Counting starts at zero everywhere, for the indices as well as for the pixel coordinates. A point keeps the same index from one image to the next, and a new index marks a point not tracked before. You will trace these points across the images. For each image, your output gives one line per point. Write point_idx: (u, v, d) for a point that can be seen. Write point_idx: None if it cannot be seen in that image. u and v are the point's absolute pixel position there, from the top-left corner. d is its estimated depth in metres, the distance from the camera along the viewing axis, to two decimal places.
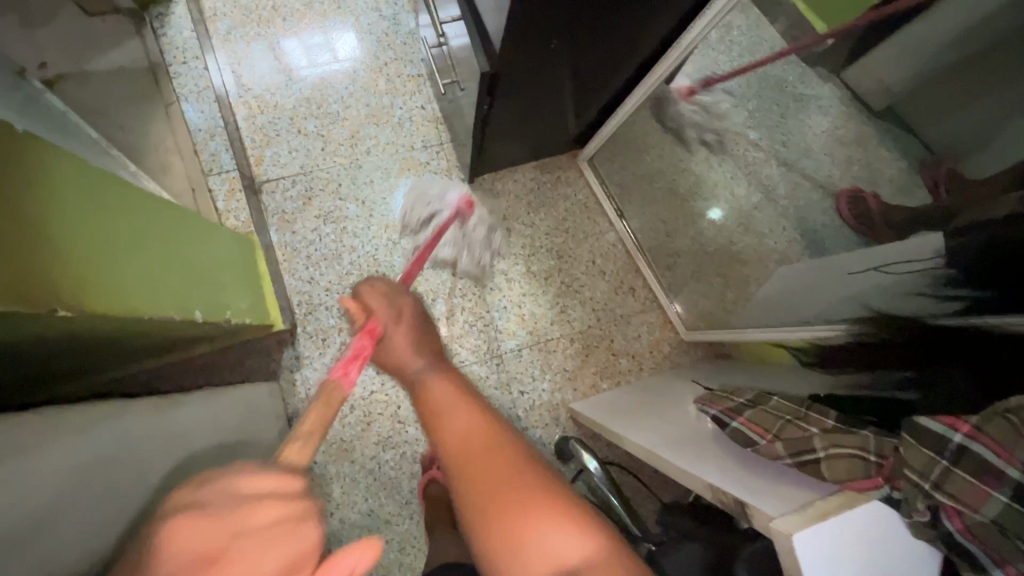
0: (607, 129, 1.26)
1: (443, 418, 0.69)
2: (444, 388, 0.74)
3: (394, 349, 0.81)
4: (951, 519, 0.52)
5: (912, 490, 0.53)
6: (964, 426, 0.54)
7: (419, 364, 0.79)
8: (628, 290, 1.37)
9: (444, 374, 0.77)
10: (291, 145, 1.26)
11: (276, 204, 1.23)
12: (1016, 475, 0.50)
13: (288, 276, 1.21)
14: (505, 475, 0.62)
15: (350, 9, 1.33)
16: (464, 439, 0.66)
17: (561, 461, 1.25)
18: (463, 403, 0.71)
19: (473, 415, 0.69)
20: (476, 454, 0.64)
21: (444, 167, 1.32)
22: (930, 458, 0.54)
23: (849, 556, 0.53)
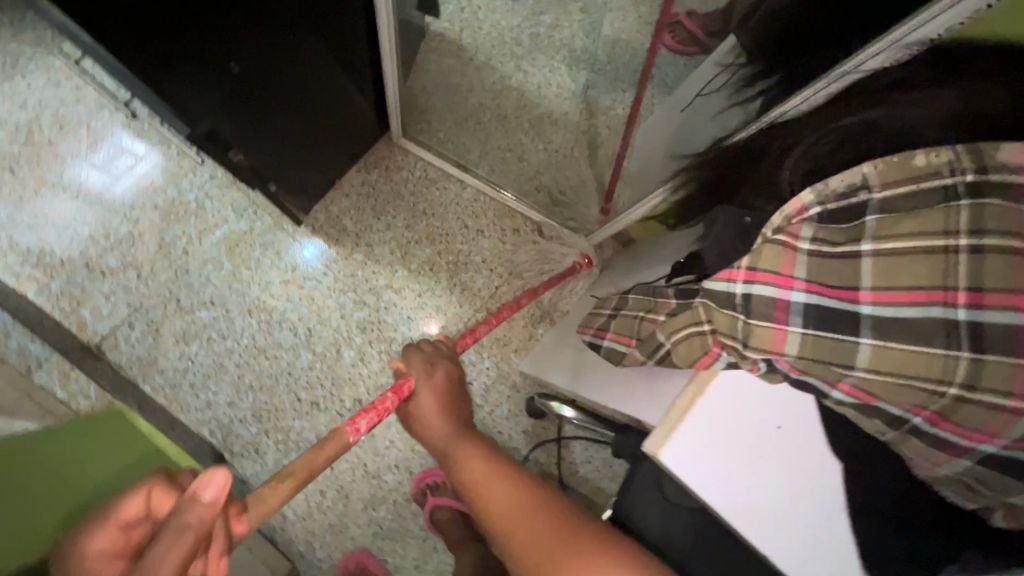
0: (396, 98, 1.16)
1: (487, 494, 0.61)
2: (475, 462, 0.65)
3: (422, 410, 0.74)
4: (778, 364, 0.43)
5: (736, 355, 0.44)
6: (740, 271, 0.42)
7: (449, 431, 0.71)
8: (514, 233, 1.31)
9: (478, 447, 0.67)
10: (103, 292, 1.13)
11: (127, 356, 1.12)
12: (802, 298, 0.40)
13: (183, 415, 1.13)
14: (557, 547, 0.54)
15: (76, 122, 1.17)
16: (507, 516, 0.58)
17: (540, 419, 1.24)
18: (503, 483, 0.61)
19: (518, 489, 0.60)
20: (526, 526, 0.57)
21: (271, 222, 1.20)
22: (731, 317, 0.42)
23: (729, 445, 0.47)
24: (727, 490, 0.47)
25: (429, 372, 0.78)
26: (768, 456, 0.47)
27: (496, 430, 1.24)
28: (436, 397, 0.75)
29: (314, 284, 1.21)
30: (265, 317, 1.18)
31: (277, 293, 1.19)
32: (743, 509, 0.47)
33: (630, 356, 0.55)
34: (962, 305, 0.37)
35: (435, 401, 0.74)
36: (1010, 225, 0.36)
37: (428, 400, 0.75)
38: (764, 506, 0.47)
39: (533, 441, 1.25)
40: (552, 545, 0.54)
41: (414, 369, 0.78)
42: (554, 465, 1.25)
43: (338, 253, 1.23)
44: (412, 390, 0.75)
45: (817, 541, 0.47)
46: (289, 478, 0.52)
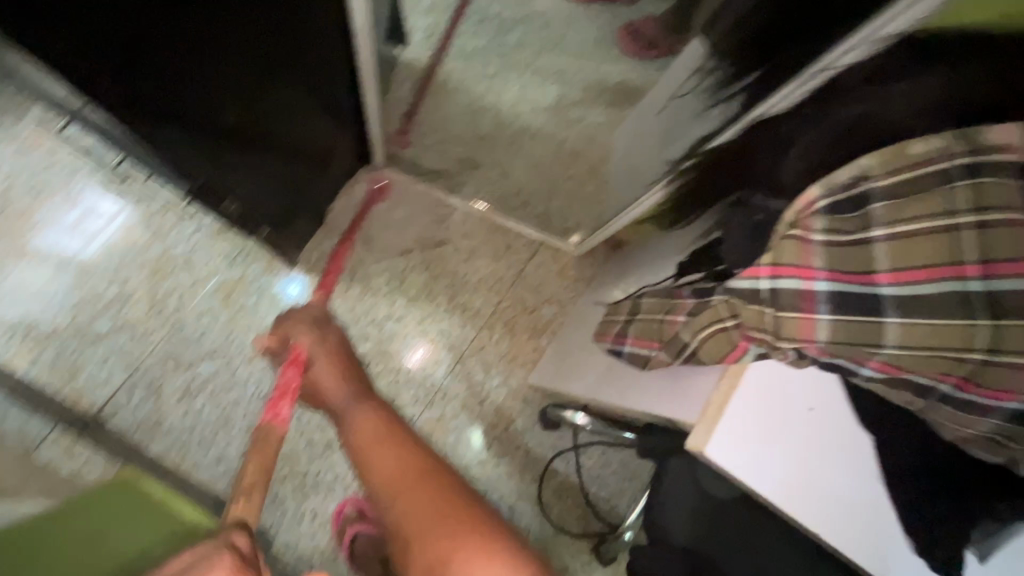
0: (377, 131, 1.17)
1: (380, 460, 0.75)
2: (374, 428, 0.81)
3: (319, 381, 0.90)
4: (808, 352, 0.44)
5: (768, 346, 0.45)
6: (764, 268, 0.43)
7: (348, 398, 0.88)
8: (506, 249, 1.33)
9: (372, 411, 0.85)
10: (99, 357, 1.10)
11: (130, 421, 1.09)
12: (826, 288, 0.42)
13: (195, 473, 1.10)
14: (432, 509, 0.67)
15: (52, 188, 1.15)
16: (392, 478, 0.72)
17: (554, 430, 1.25)
18: (387, 447, 0.77)
19: (405, 454, 0.76)
20: (406, 487, 0.71)
21: (264, 266, 1.20)
22: (759, 312, 0.44)
23: (774, 433, 0.49)
24: (777, 478, 0.49)
25: (324, 338, 0.97)
26: (810, 438, 0.50)
27: (513, 446, 1.25)
28: (333, 368, 0.92)
29: None
30: (268, 363, 1.17)
31: None
32: (790, 492, 0.49)
33: (655, 358, 0.57)
34: (977, 278, 0.40)
35: (332, 371, 0.91)
36: (1006, 200, 0.41)
37: (322, 369, 0.91)
38: (809, 485, 0.49)
39: (550, 451, 1.26)
40: (422, 495, 0.70)
41: (305, 346, 0.93)
42: (574, 474, 1.26)
43: (334, 290, 1.22)
44: (307, 361, 0.92)
45: (863, 514, 0.49)
46: (251, 492, 0.65)
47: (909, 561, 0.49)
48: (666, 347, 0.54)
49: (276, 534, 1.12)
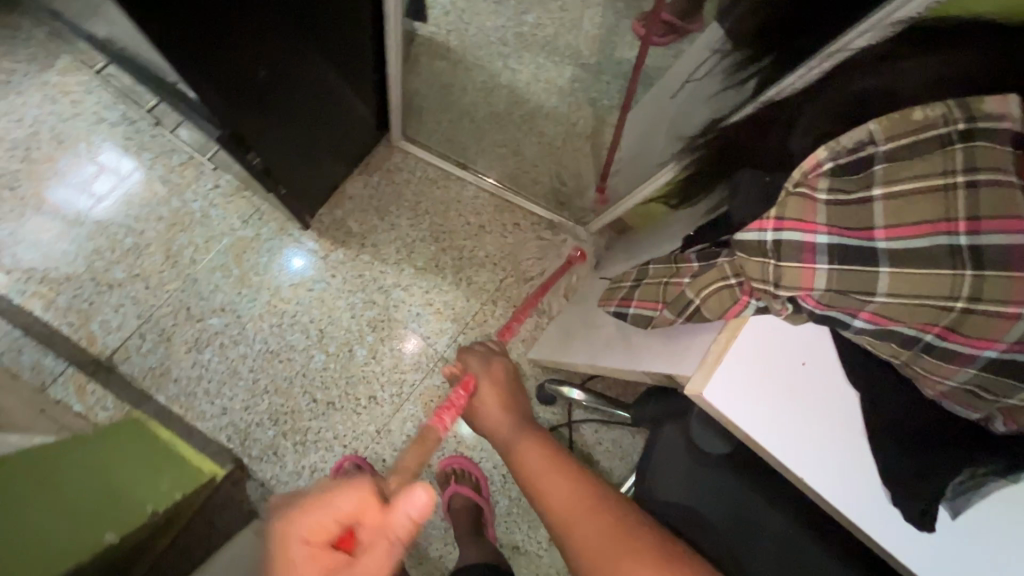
0: (396, 100, 1.20)
1: (546, 483, 0.66)
2: (539, 455, 0.71)
3: (488, 423, 0.83)
4: (804, 302, 0.48)
5: (767, 296, 0.48)
6: (769, 221, 0.46)
7: (511, 433, 0.78)
8: (513, 227, 1.35)
9: (542, 450, 0.72)
10: (112, 304, 1.13)
11: (139, 367, 1.12)
12: (825, 240, 0.45)
13: (200, 422, 1.13)
14: (620, 540, 0.56)
15: (75, 137, 1.17)
16: (568, 507, 0.62)
17: (550, 405, 1.28)
18: (557, 472, 0.67)
19: (573, 481, 0.65)
20: (581, 512, 0.61)
21: (277, 227, 1.22)
22: (761, 263, 0.47)
23: (765, 383, 0.52)
24: (764, 426, 0.51)
25: (492, 374, 0.90)
26: (799, 394, 0.52)
27: None
28: (497, 390, 0.86)
29: (323, 286, 1.23)
30: (277, 321, 1.20)
31: (288, 296, 1.21)
32: (781, 440, 0.51)
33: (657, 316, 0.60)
34: (962, 232, 0.43)
35: (496, 398, 0.85)
36: (994, 163, 0.42)
37: (491, 397, 0.85)
38: (801, 435, 0.51)
39: (545, 426, 1.29)
40: (601, 526, 0.58)
41: (471, 364, 0.92)
42: (566, 449, 1.29)
43: (344, 255, 1.25)
44: (477, 384, 0.87)
45: (845, 471, 0.51)
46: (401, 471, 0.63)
47: (888, 519, 0.50)
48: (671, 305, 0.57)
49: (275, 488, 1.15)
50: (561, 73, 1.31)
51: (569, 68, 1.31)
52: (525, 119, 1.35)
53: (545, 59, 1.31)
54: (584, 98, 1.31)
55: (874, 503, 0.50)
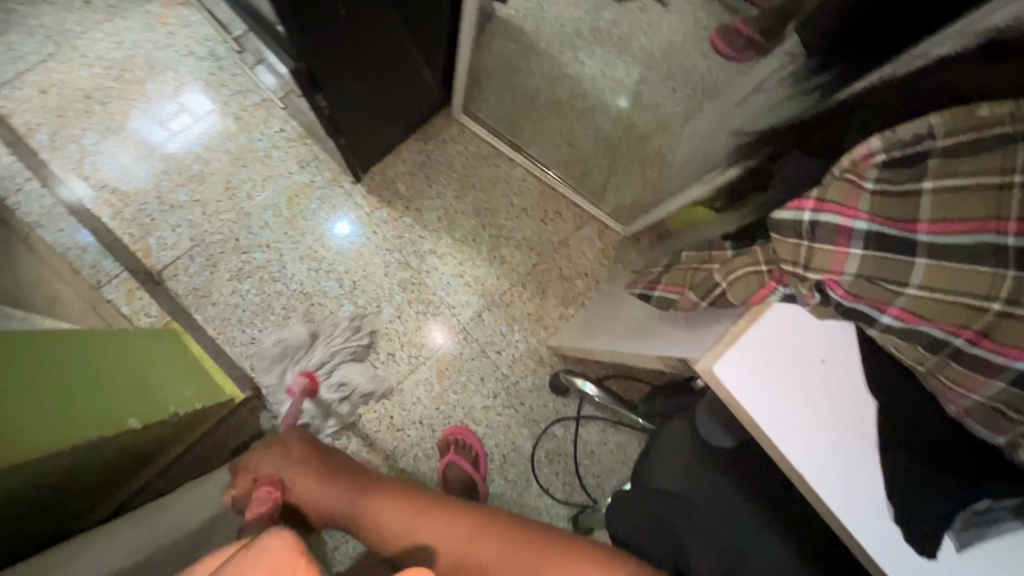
0: (463, 73, 1.24)
1: (416, 538, 0.70)
2: (391, 514, 0.73)
3: (298, 496, 0.77)
4: (832, 290, 0.50)
5: (795, 280, 0.51)
6: (809, 202, 0.50)
7: (347, 498, 0.76)
8: (555, 215, 1.36)
9: (330, 487, 0.77)
10: (171, 223, 1.21)
11: (184, 285, 1.19)
12: (863, 227, 0.48)
13: (229, 347, 1.19)
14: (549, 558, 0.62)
15: (165, 65, 1.26)
16: (455, 544, 0.68)
17: (561, 396, 1.28)
18: (428, 515, 0.72)
19: (448, 521, 0.70)
20: (478, 547, 0.66)
21: (330, 178, 1.28)
22: (795, 244, 0.50)
23: (774, 367, 0.52)
24: (768, 408, 0.51)
25: (286, 448, 0.81)
26: (807, 381, 0.53)
27: (518, 401, 1.28)
28: (302, 463, 0.80)
29: (363, 241, 1.27)
30: (314, 266, 1.25)
31: (329, 245, 1.26)
32: (783, 431, 0.51)
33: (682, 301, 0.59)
34: (1011, 233, 0.44)
35: (310, 478, 0.78)
36: None
37: (299, 478, 0.78)
38: (804, 430, 0.51)
39: (553, 415, 1.29)
40: (491, 547, 0.66)
41: (269, 470, 0.78)
42: (569, 442, 1.29)
43: (388, 215, 1.29)
44: (284, 481, 0.77)
45: (842, 460, 0.51)
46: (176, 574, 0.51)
47: (876, 509, 0.51)
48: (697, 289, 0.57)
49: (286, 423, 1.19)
50: (628, 71, 1.32)
51: (635, 67, 1.32)
52: (584, 112, 1.36)
53: (614, 55, 1.32)
54: (647, 100, 1.31)
55: (865, 493, 0.51)
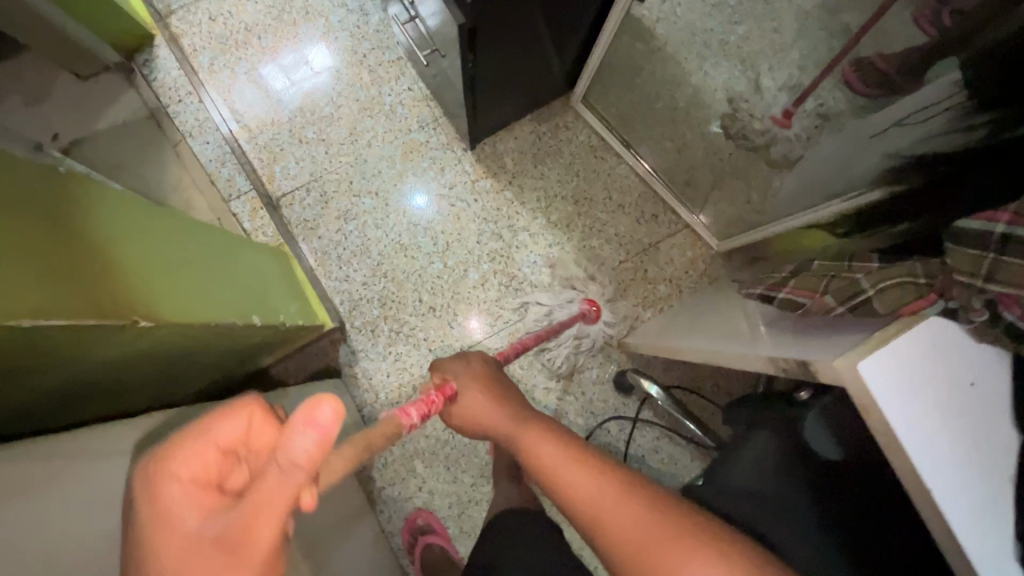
0: (593, 62, 1.26)
1: (570, 473, 0.71)
2: (551, 450, 0.75)
3: (466, 409, 0.90)
4: (1010, 308, 0.45)
5: (967, 294, 0.47)
6: (1003, 216, 0.46)
7: (516, 427, 0.83)
8: (651, 217, 1.36)
9: (495, 410, 0.88)
10: (296, 157, 1.30)
11: (297, 215, 1.28)
12: None
13: (325, 279, 1.27)
14: (650, 529, 0.62)
15: (318, 12, 1.35)
16: (593, 499, 0.67)
17: (623, 394, 1.29)
18: (577, 463, 0.72)
19: (597, 472, 0.70)
20: (613, 506, 0.66)
21: (444, 141, 1.33)
22: (976, 255, 0.47)
23: (934, 382, 0.47)
24: (913, 418, 0.46)
25: (468, 367, 0.96)
26: (963, 405, 0.47)
27: (579, 390, 1.30)
28: (479, 388, 0.91)
29: (463, 206, 1.32)
30: (414, 221, 1.31)
31: (431, 204, 1.32)
32: (923, 445, 0.46)
33: (814, 303, 0.59)
34: None
35: (480, 399, 0.90)
36: None
37: (471, 394, 0.90)
38: (945, 450, 0.46)
39: (610, 412, 1.29)
40: (613, 506, 0.66)
41: (451, 380, 0.93)
42: (621, 442, 1.29)
43: (491, 186, 1.33)
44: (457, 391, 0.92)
45: (983, 502, 0.46)
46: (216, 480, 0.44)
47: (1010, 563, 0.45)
48: (835, 291, 0.56)
49: (361, 359, 1.26)
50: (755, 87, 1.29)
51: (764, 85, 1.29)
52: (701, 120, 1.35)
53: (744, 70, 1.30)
54: None
55: (1001, 542, 0.46)
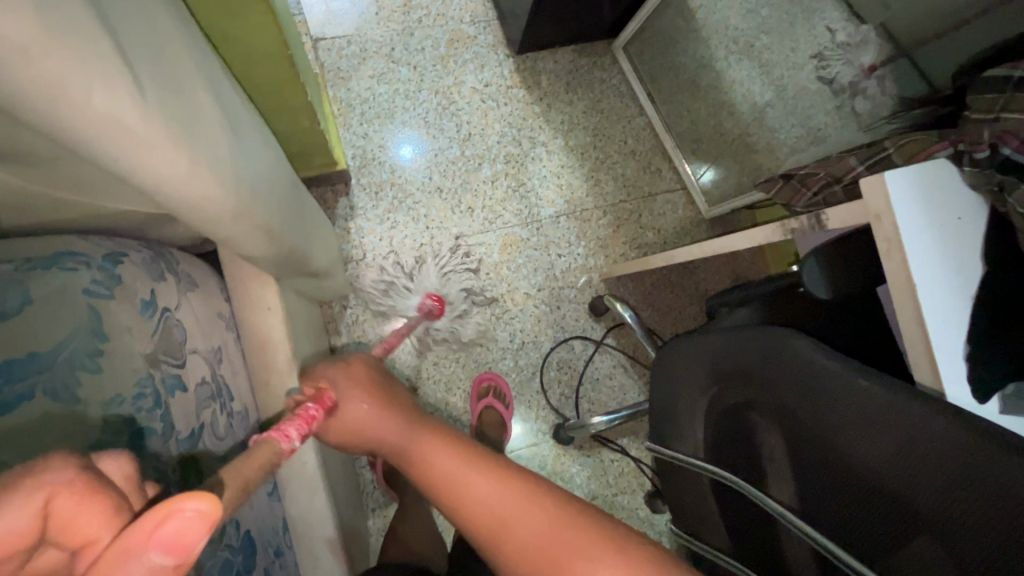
0: (645, 12, 1.36)
1: (462, 485, 0.50)
2: (442, 451, 0.54)
3: (351, 421, 0.59)
4: (1008, 141, 0.54)
5: (978, 133, 0.56)
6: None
7: (404, 437, 0.57)
8: (655, 170, 1.47)
9: (382, 417, 0.59)
10: (346, 7, 1.30)
11: (332, 61, 1.28)
12: None
13: (343, 130, 1.27)
14: (558, 535, 0.45)
15: None
16: (495, 513, 0.48)
17: (594, 318, 1.36)
18: (474, 473, 0.51)
19: (499, 476, 0.50)
20: (512, 515, 0.47)
21: (490, 42, 1.38)
22: (993, 99, 0.56)
23: (937, 212, 0.55)
24: (912, 230, 0.54)
25: (350, 372, 0.65)
26: (956, 240, 0.56)
27: (555, 305, 1.36)
28: (368, 385, 0.63)
29: (493, 105, 1.36)
30: (444, 104, 1.34)
31: (463, 93, 1.35)
32: (918, 256, 0.54)
33: (821, 179, 0.73)
34: None
35: (377, 408, 0.60)
36: None
37: (360, 402, 0.60)
38: (930, 261, 0.55)
39: (578, 331, 1.36)
40: (520, 505, 0.48)
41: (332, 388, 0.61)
42: (581, 361, 1.36)
43: (523, 96, 1.39)
44: (337, 403, 0.60)
45: (953, 319, 0.55)
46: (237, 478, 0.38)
47: (960, 372, 0.54)
48: (838, 172, 0.71)
49: (357, 214, 1.26)
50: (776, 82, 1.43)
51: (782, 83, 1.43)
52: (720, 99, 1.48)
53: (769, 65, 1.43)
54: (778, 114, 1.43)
55: (958, 354, 0.54)
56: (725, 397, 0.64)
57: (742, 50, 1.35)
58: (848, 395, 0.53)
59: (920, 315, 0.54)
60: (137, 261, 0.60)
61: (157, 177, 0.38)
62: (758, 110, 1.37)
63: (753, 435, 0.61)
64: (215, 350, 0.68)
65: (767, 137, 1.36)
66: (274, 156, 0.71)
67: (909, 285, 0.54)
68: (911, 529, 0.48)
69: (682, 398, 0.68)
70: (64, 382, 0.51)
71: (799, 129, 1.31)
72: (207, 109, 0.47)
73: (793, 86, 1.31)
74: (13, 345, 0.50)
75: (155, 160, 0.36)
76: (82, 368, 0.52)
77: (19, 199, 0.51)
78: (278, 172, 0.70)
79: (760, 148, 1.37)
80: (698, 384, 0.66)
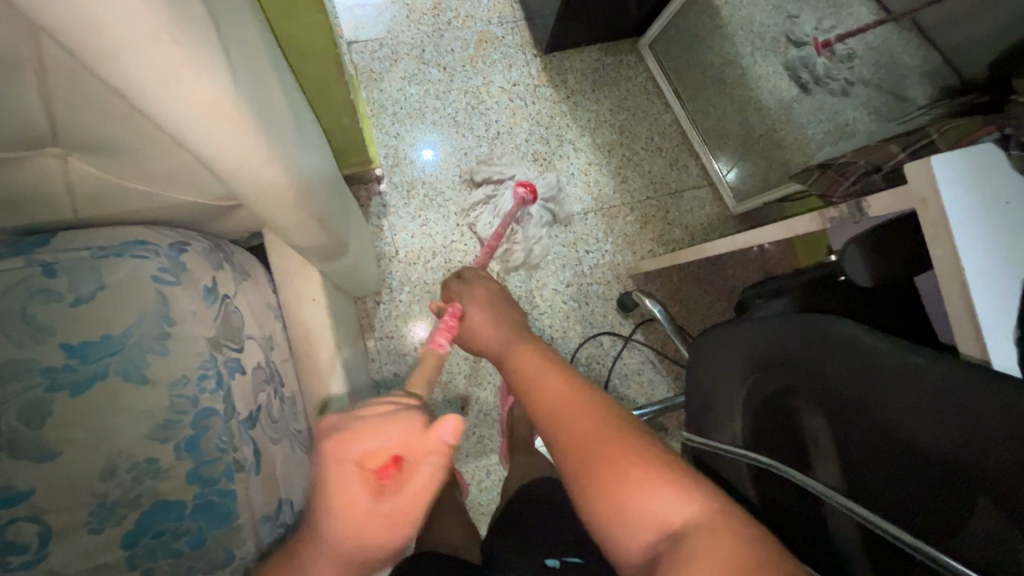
0: (671, 11, 1.37)
1: (538, 386, 0.60)
2: (531, 360, 0.65)
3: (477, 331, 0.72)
4: None
5: None
6: None
7: (504, 346, 0.69)
8: (682, 167, 1.47)
9: (497, 325, 0.72)
10: (378, 11, 1.34)
11: (365, 63, 1.32)
12: None
13: (376, 130, 1.31)
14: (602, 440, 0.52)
15: None
16: (554, 413, 0.57)
17: (622, 313, 1.37)
18: (547, 369, 0.63)
19: (562, 388, 0.59)
20: (564, 418, 0.55)
21: (518, 43, 1.40)
22: None
23: (985, 197, 0.55)
24: (959, 215, 0.54)
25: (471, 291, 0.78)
26: (1003, 224, 0.56)
27: (584, 300, 1.37)
28: (488, 313, 0.74)
29: (521, 104, 1.39)
30: (474, 104, 1.36)
31: (491, 93, 1.37)
32: (966, 242, 0.54)
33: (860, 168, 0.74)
34: None
35: (486, 317, 0.73)
36: None
37: (480, 317, 0.74)
38: (978, 246, 0.55)
39: (606, 327, 1.37)
40: (574, 414, 0.55)
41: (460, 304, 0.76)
42: (610, 357, 1.36)
43: (550, 95, 1.41)
44: (464, 312, 0.75)
45: (1002, 303, 0.54)
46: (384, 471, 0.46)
47: (1012, 357, 0.54)
48: (878, 160, 0.73)
49: (390, 211, 1.29)
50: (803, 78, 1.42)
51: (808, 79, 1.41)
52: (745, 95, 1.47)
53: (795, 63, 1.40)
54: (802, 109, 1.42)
55: (1007, 339, 0.54)
56: (767, 385, 0.64)
57: (769, 46, 1.35)
58: (891, 370, 0.55)
59: (969, 299, 0.54)
60: (199, 250, 0.63)
61: (234, 160, 0.40)
62: (785, 107, 1.38)
63: (796, 420, 0.61)
64: (267, 338, 0.71)
65: (795, 133, 1.36)
66: (327, 153, 0.74)
67: (958, 270, 0.54)
68: (965, 497, 0.47)
69: (721, 386, 0.67)
70: (136, 363, 0.56)
71: (826, 124, 1.31)
72: (276, 96, 0.50)
73: (821, 81, 1.31)
74: (89, 325, 0.55)
75: (226, 142, 0.38)
76: (149, 349, 0.56)
77: (94, 191, 0.54)
78: (330, 168, 0.73)
79: (788, 144, 1.37)
80: (739, 371, 0.66)
